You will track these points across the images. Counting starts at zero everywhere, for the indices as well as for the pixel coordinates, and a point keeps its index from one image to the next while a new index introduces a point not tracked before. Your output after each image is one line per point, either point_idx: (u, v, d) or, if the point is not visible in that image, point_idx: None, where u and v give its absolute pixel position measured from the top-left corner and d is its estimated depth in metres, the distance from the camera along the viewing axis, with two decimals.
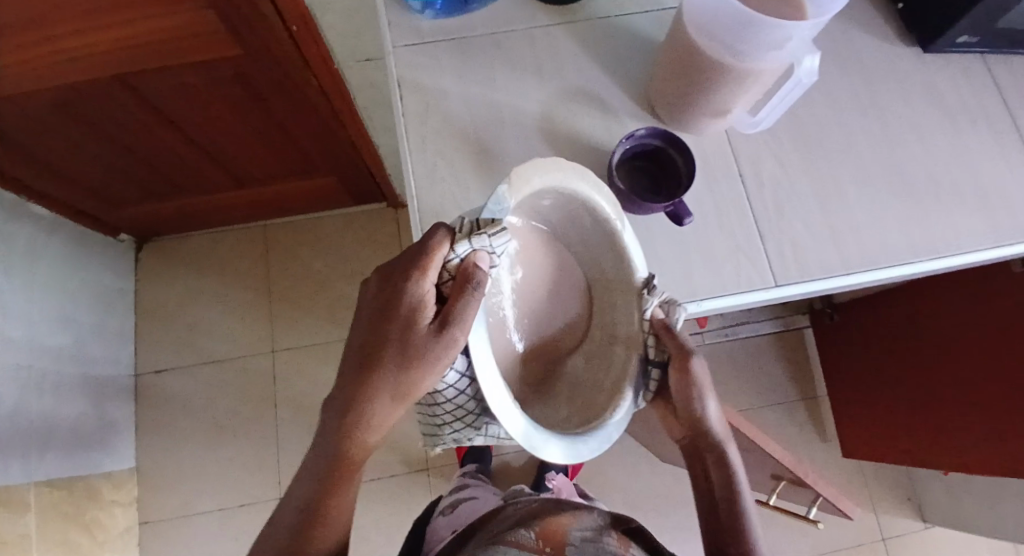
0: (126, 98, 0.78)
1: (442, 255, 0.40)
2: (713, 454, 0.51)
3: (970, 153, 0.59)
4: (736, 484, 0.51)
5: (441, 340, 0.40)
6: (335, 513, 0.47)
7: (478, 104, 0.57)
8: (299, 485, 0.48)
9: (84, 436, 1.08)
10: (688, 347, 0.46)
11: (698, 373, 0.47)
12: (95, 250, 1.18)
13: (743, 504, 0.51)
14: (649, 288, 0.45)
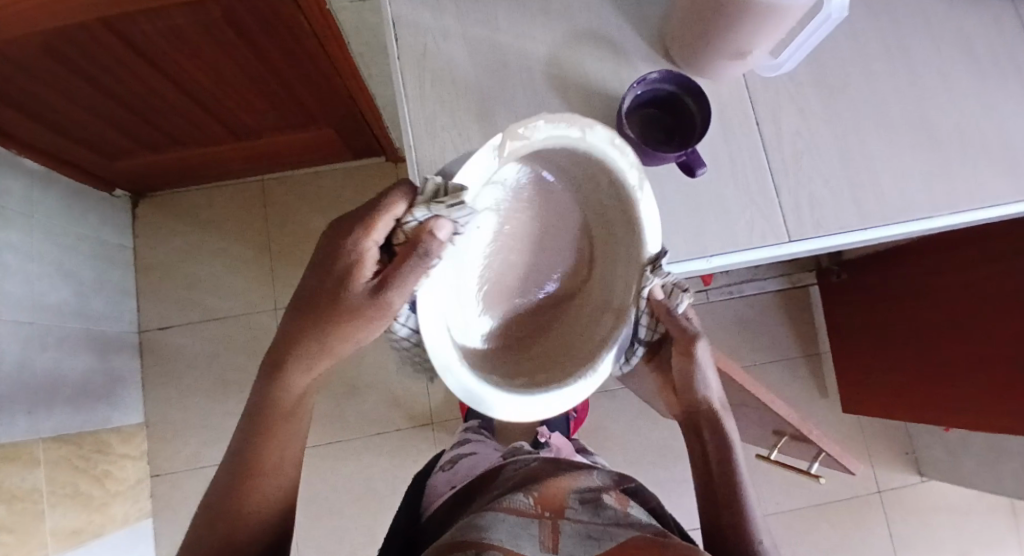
0: (109, 43, 0.74)
1: (393, 217, 0.40)
2: (714, 427, 0.54)
3: (999, 101, 0.55)
4: (734, 470, 0.53)
5: (375, 300, 0.41)
6: (271, 466, 0.47)
7: (481, 46, 0.53)
8: (241, 436, 0.48)
9: (91, 392, 1.08)
10: (684, 327, 0.49)
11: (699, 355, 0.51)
12: (91, 206, 1.16)
13: (743, 490, 0.53)
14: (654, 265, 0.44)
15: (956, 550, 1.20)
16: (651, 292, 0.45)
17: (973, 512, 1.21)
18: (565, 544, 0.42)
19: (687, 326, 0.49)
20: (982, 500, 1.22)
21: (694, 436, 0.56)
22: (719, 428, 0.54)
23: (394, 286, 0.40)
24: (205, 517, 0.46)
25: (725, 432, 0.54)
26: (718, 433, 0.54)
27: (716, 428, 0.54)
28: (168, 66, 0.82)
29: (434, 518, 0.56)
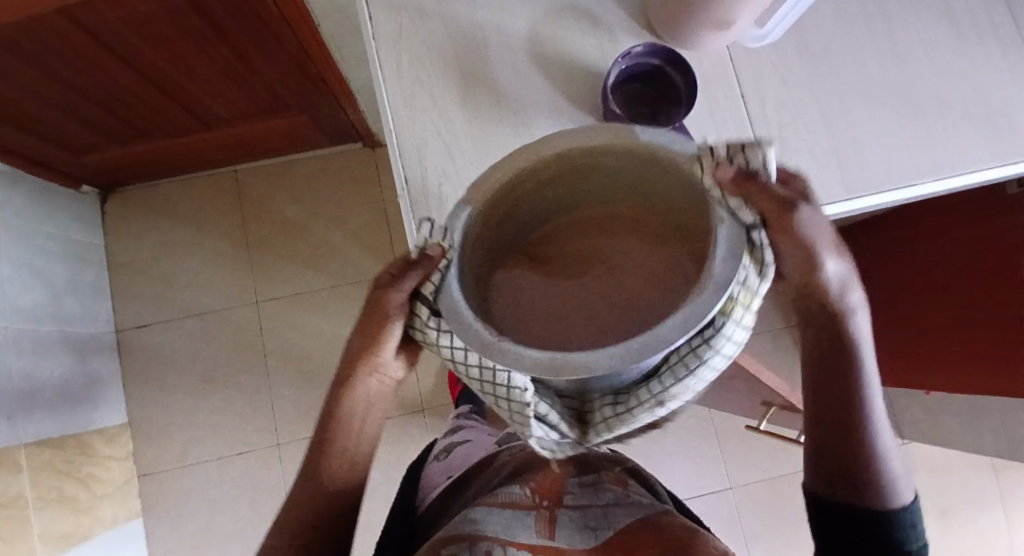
0: (71, 34, 0.71)
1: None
2: (831, 330, 0.39)
3: (977, 66, 0.56)
4: (864, 376, 0.40)
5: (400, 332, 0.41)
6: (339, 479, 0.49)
7: (459, 24, 0.51)
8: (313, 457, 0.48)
9: (71, 395, 1.06)
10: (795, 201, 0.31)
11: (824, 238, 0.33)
12: (59, 204, 1.12)
13: (869, 396, 0.41)
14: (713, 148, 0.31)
15: (935, 507, 1.24)
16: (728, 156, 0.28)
17: (951, 470, 1.25)
18: (561, 532, 0.43)
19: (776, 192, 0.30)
20: (959, 459, 1.26)
21: (809, 364, 0.41)
22: (841, 334, 0.39)
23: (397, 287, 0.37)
24: (281, 531, 0.48)
25: (850, 333, 0.39)
26: (837, 364, 0.39)
27: (842, 348, 0.39)
28: (133, 55, 0.79)
29: (430, 508, 0.57)
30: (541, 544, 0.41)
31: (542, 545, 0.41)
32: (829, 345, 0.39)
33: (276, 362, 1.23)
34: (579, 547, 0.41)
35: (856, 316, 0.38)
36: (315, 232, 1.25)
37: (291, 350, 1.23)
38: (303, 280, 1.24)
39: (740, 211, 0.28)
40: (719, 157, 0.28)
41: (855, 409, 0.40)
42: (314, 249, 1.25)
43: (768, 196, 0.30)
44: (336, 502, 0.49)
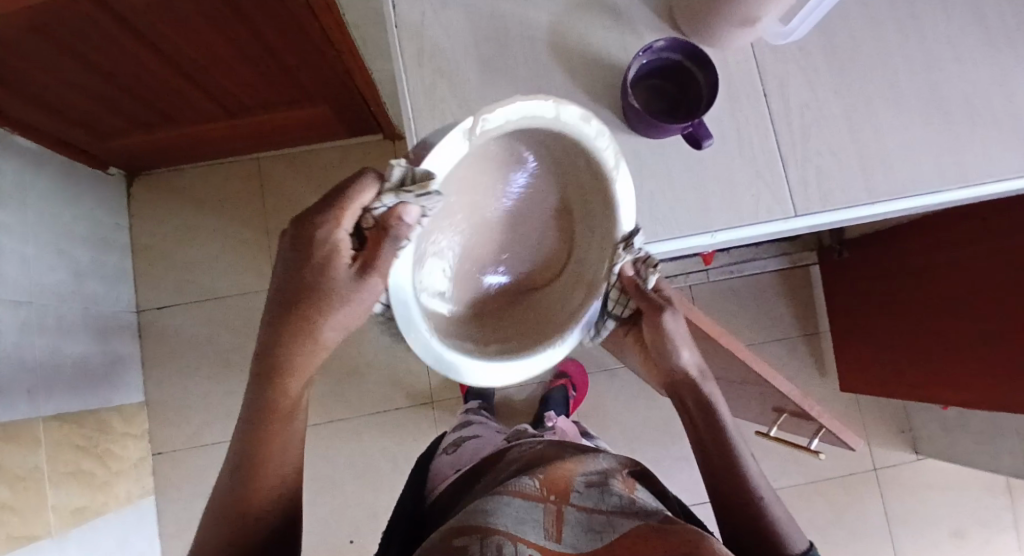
0: (100, 18, 0.72)
1: (360, 204, 0.40)
2: (694, 393, 0.53)
3: (1009, 72, 0.54)
4: (720, 422, 0.51)
5: (360, 283, 0.41)
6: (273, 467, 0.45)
7: (481, 14, 0.51)
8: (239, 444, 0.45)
9: (91, 372, 1.08)
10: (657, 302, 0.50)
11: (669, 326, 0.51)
12: (86, 185, 1.14)
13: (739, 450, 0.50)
14: (627, 242, 0.45)
15: (949, 526, 1.22)
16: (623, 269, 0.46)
17: (967, 490, 1.22)
18: (569, 535, 0.42)
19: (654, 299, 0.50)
20: (977, 478, 1.23)
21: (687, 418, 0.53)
22: (694, 392, 0.53)
23: (375, 265, 0.41)
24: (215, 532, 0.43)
25: (708, 400, 0.52)
26: (707, 411, 0.52)
27: (699, 396, 0.52)
28: (161, 42, 0.80)
29: (441, 498, 0.57)
30: (550, 544, 0.40)
31: (552, 544, 0.41)
32: (698, 406, 0.52)
33: None
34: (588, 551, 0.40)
35: (709, 380, 0.53)
36: None
37: None
38: None
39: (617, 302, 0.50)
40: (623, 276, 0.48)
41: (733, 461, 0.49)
42: None
43: (644, 302, 0.49)
44: (265, 519, 0.44)
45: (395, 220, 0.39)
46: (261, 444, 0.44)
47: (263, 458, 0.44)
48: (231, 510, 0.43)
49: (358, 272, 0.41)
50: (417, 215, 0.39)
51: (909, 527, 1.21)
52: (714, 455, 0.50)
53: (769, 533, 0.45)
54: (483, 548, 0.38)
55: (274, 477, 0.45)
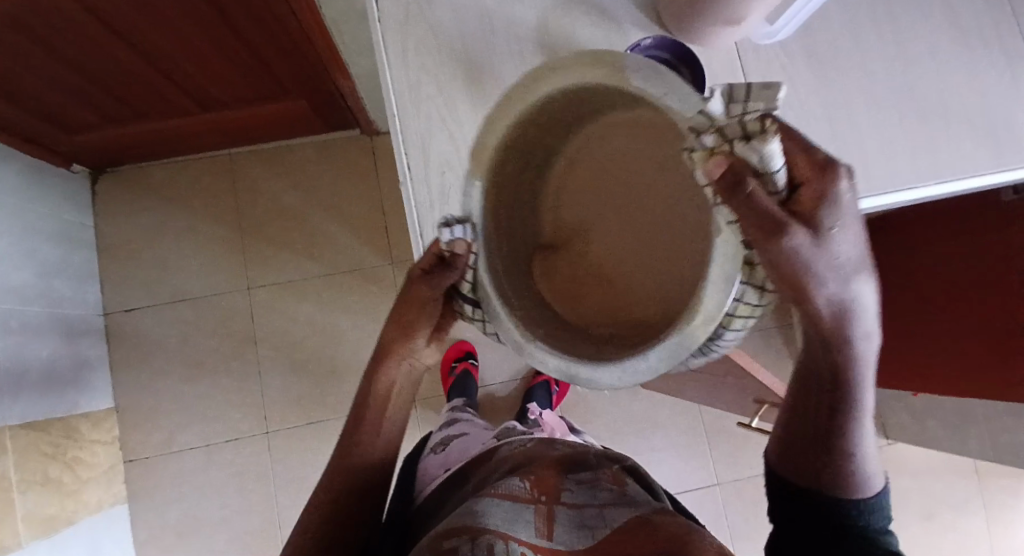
0: (65, 8, 0.69)
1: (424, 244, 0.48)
2: (835, 358, 0.34)
3: (981, 74, 0.56)
4: (857, 381, 0.35)
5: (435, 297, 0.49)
6: (377, 426, 0.57)
7: (467, 11, 0.51)
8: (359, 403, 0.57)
9: (58, 377, 1.04)
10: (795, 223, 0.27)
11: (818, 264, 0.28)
12: (50, 183, 1.10)
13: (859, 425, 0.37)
14: (699, 132, 0.27)
15: (917, 508, 1.26)
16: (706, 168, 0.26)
17: (934, 474, 1.27)
18: (561, 531, 0.42)
19: (774, 210, 0.26)
20: (943, 463, 1.28)
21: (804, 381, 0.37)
22: (832, 367, 0.34)
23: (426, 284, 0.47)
24: (334, 469, 0.56)
25: (850, 376, 0.35)
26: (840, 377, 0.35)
27: (844, 348, 0.33)
28: (131, 33, 0.77)
29: (428, 502, 0.56)
30: (542, 543, 0.41)
31: (542, 540, 0.41)
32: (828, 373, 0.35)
33: (268, 349, 1.22)
34: (578, 547, 0.41)
35: (865, 326, 0.32)
36: (310, 219, 1.24)
37: (283, 338, 1.22)
38: (296, 268, 1.23)
39: (730, 227, 0.28)
40: (708, 145, 0.26)
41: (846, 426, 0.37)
42: (309, 236, 1.24)
43: (757, 213, 0.26)
44: (365, 465, 0.56)
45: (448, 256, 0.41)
46: (362, 414, 0.57)
47: (361, 425, 0.57)
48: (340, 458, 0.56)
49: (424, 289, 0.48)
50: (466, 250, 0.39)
51: None
52: (807, 409, 0.37)
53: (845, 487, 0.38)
54: (474, 549, 0.38)
55: (370, 442, 0.57)
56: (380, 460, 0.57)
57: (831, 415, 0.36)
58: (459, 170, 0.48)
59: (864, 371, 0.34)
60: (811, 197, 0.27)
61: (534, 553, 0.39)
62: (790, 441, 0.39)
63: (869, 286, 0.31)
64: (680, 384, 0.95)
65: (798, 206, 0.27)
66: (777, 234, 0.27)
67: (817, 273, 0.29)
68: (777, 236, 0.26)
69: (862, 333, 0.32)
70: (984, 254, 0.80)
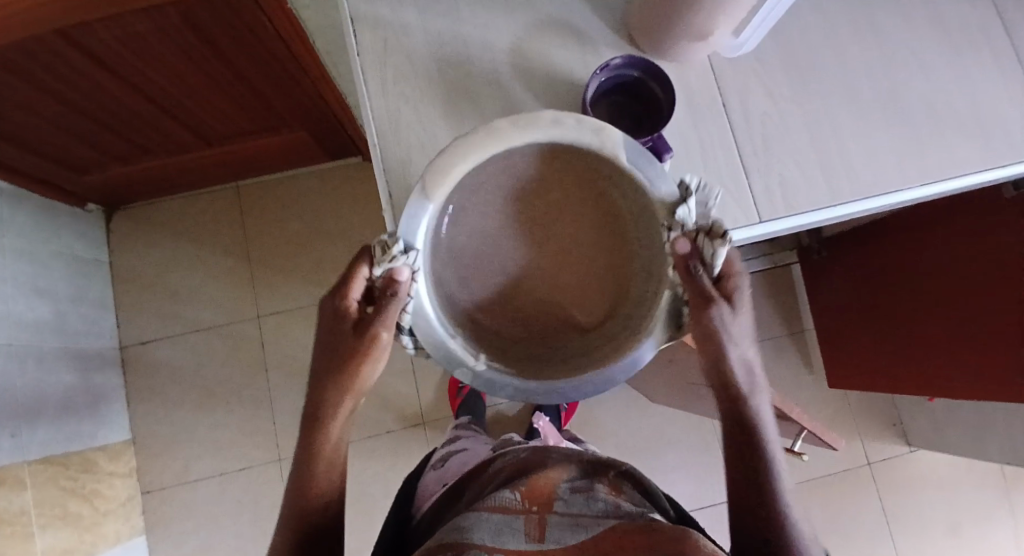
0: (68, 55, 0.72)
1: (362, 275, 0.47)
2: (744, 417, 0.51)
3: (966, 73, 0.56)
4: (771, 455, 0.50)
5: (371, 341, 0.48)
6: (322, 479, 0.52)
7: (443, 39, 0.52)
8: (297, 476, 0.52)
9: (75, 409, 1.07)
10: (709, 291, 0.45)
11: (716, 321, 0.46)
12: (64, 222, 1.13)
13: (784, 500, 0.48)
14: (671, 223, 0.43)
15: (945, 518, 1.22)
16: (675, 243, 0.43)
17: (962, 481, 1.23)
18: (552, 532, 0.41)
19: (705, 284, 0.44)
20: (970, 469, 1.24)
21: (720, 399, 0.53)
22: (750, 426, 0.50)
23: (379, 323, 0.46)
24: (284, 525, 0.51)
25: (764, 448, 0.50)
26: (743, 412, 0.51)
27: (744, 409, 0.51)
28: (132, 76, 0.80)
29: (424, 521, 0.55)
30: (531, 547, 0.40)
31: (531, 546, 0.40)
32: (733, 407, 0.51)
33: (278, 375, 1.23)
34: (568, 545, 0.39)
35: (761, 403, 0.52)
36: (317, 245, 1.27)
37: (293, 364, 1.24)
38: (303, 294, 1.25)
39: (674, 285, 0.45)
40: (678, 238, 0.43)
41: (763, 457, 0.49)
42: (316, 262, 1.26)
43: (696, 285, 0.44)
44: (320, 509, 0.51)
45: (391, 284, 0.43)
46: (314, 459, 0.52)
47: (314, 467, 0.52)
48: (292, 514, 0.51)
49: (377, 329, 0.47)
50: (410, 274, 0.43)
51: (906, 520, 1.22)
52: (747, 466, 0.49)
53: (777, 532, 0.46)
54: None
55: (324, 482, 0.52)
56: (335, 500, 0.53)
57: (747, 433, 0.50)
58: None
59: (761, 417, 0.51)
60: (727, 285, 0.47)
61: None
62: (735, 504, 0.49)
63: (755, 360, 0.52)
64: (689, 397, 0.94)
65: (724, 289, 0.47)
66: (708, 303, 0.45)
67: (727, 330, 0.47)
68: (707, 304, 0.45)
69: (752, 387, 0.52)
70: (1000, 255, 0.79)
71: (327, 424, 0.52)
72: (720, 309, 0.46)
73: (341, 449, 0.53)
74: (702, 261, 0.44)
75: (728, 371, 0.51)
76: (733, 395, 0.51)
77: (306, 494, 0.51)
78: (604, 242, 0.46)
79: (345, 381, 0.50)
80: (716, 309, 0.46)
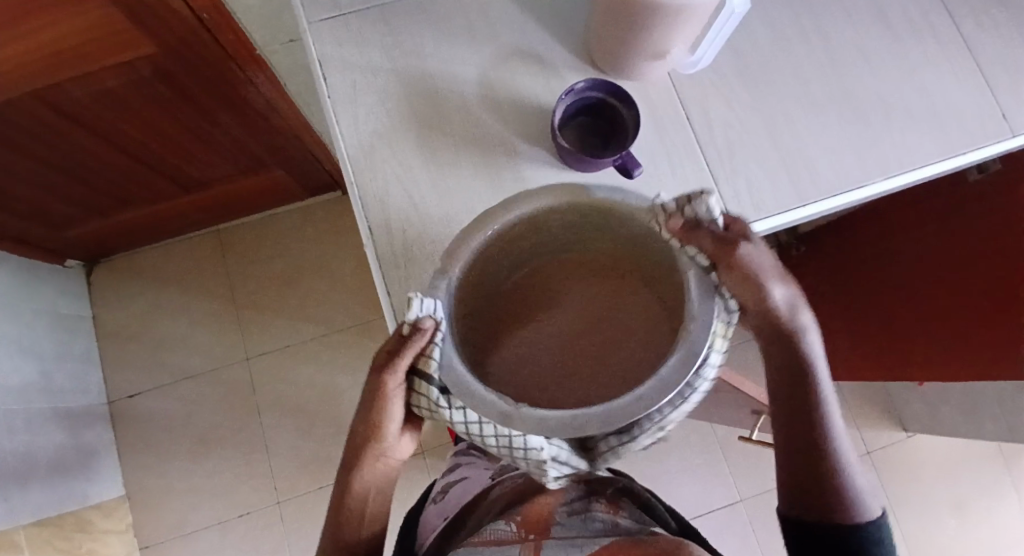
0: (42, 116, 0.73)
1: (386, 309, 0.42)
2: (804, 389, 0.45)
3: (915, 69, 0.58)
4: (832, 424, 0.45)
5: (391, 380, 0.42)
6: (359, 516, 0.51)
7: (411, 75, 0.54)
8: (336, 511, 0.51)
9: (67, 469, 1.05)
10: (722, 231, 0.38)
11: (747, 259, 0.38)
12: (45, 280, 1.13)
13: (843, 463, 0.45)
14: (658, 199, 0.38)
15: (947, 500, 1.23)
16: (664, 212, 0.37)
17: (959, 461, 1.25)
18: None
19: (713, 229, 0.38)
20: (966, 448, 1.25)
21: (760, 340, 0.45)
22: (807, 393, 0.45)
23: (387, 369, 0.41)
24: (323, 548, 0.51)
25: (824, 415, 0.45)
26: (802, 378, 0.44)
27: (798, 362, 0.44)
28: (107, 130, 0.81)
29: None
30: None
31: None
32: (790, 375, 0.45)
33: (272, 416, 1.22)
34: None
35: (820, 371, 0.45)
36: (302, 282, 1.26)
37: (287, 404, 1.22)
38: (292, 332, 1.25)
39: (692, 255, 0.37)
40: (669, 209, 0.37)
41: (818, 418, 0.45)
42: (302, 299, 1.26)
43: (706, 237, 0.37)
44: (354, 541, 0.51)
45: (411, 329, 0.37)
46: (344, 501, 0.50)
47: (346, 510, 0.50)
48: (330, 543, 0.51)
49: (384, 375, 0.42)
50: (433, 323, 0.37)
51: (909, 505, 1.23)
52: (801, 434, 0.45)
53: (835, 510, 0.43)
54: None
55: (358, 524, 0.51)
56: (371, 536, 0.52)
57: (803, 402, 0.45)
58: (417, 226, 0.50)
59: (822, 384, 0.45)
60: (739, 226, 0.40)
61: None
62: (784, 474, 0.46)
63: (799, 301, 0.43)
64: None
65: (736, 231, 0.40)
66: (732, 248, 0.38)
67: (762, 274, 0.39)
68: (730, 246, 0.38)
69: (812, 356, 0.44)
70: (968, 238, 0.82)
71: (358, 459, 0.48)
72: (746, 249, 0.38)
73: (386, 481, 0.51)
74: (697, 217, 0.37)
75: (777, 319, 0.42)
76: (790, 368, 0.44)
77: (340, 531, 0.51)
78: (597, 322, 0.42)
79: (371, 420, 0.46)
80: (738, 250, 0.38)
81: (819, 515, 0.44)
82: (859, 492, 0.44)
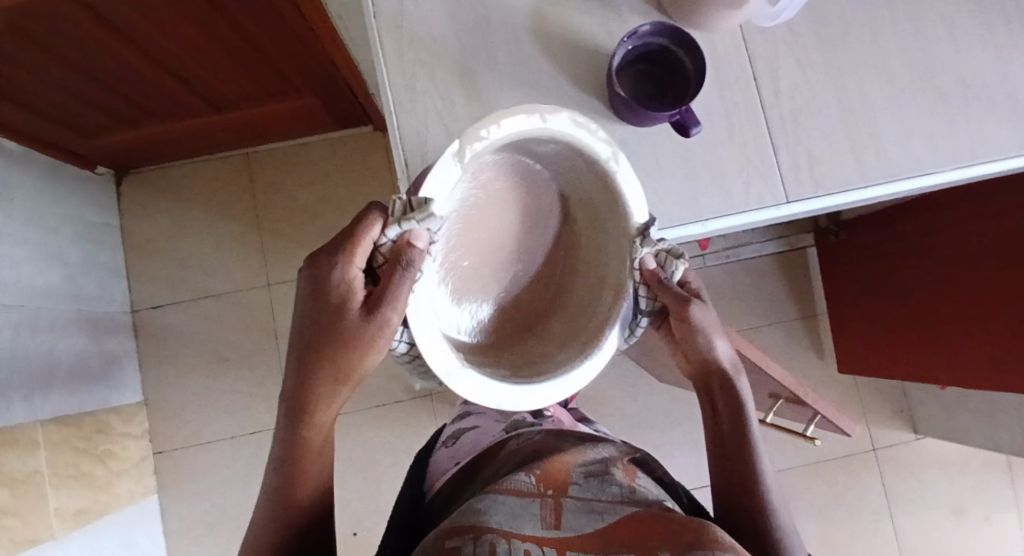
0: (76, 16, 0.70)
1: (371, 238, 0.43)
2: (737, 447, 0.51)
3: (1006, 50, 0.53)
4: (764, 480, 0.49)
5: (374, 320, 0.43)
6: (309, 469, 0.49)
7: (461, 2, 0.50)
8: (278, 467, 0.49)
9: (88, 372, 1.08)
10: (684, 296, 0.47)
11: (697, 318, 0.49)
12: (75, 186, 1.13)
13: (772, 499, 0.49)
14: (643, 234, 0.45)
15: (949, 505, 1.22)
16: (641, 260, 0.46)
17: (967, 468, 1.23)
18: (568, 518, 0.40)
19: (678, 292, 0.47)
20: (977, 457, 1.23)
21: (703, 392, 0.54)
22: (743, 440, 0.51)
23: (387, 305, 0.43)
24: (272, 503, 0.48)
25: (754, 458, 0.50)
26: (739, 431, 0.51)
27: (728, 390, 0.52)
28: (142, 38, 0.79)
29: (439, 498, 0.55)
30: (550, 530, 0.38)
31: (549, 532, 0.38)
32: (732, 425, 0.52)
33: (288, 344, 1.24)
34: (587, 530, 0.38)
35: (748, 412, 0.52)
36: (327, 214, 1.25)
37: None
38: None
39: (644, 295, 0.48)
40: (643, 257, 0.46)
41: (748, 464, 0.50)
42: (326, 232, 1.25)
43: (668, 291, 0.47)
44: (309, 494, 0.49)
45: (409, 246, 0.41)
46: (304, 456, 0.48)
47: (305, 465, 0.48)
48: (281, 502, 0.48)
49: (376, 309, 0.43)
50: (426, 237, 0.42)
51: (910, 505, 1.22)
52: (732, 471, 0.50)
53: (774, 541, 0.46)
54: (475, 545, 0.35)
55: (312, 479, 0.49)
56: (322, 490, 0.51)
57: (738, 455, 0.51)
58: None
59: (753, 437, 0.51)
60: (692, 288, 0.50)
61: (539, 544, 0.36)
62: (725, 506, 0.50)
63: (735, 366, 0.53)
64: None
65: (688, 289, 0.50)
66: (686, 306, 0.48)
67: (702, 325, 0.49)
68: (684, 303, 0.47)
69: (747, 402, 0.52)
70: None
71: (314, 409, 0.48)
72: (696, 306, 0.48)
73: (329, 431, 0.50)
74: (665, 272, 0.46)
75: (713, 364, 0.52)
76: (733, 410, 0.52)
77: (289, 495, 0.48)
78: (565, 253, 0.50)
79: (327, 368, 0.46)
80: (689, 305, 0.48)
81: (750, 529, 0.48)
82: (787, 528, 0.48)
